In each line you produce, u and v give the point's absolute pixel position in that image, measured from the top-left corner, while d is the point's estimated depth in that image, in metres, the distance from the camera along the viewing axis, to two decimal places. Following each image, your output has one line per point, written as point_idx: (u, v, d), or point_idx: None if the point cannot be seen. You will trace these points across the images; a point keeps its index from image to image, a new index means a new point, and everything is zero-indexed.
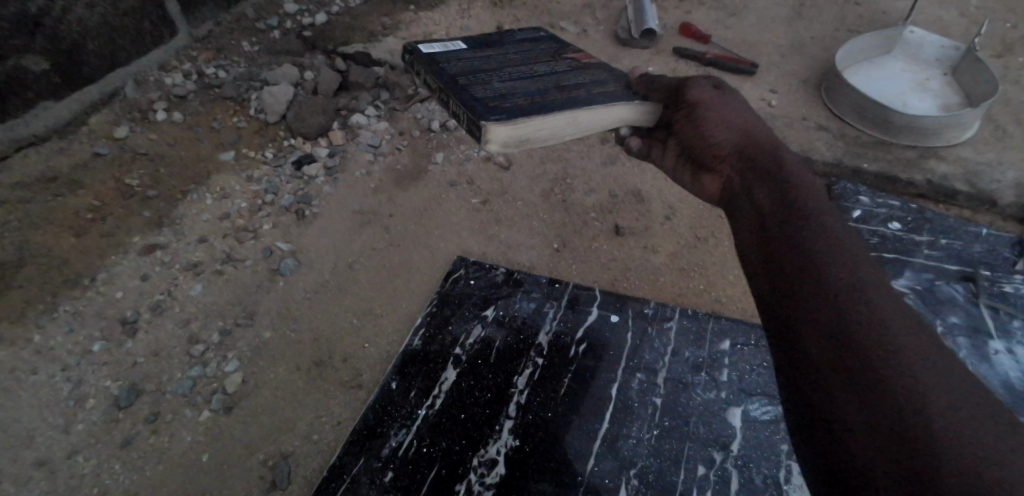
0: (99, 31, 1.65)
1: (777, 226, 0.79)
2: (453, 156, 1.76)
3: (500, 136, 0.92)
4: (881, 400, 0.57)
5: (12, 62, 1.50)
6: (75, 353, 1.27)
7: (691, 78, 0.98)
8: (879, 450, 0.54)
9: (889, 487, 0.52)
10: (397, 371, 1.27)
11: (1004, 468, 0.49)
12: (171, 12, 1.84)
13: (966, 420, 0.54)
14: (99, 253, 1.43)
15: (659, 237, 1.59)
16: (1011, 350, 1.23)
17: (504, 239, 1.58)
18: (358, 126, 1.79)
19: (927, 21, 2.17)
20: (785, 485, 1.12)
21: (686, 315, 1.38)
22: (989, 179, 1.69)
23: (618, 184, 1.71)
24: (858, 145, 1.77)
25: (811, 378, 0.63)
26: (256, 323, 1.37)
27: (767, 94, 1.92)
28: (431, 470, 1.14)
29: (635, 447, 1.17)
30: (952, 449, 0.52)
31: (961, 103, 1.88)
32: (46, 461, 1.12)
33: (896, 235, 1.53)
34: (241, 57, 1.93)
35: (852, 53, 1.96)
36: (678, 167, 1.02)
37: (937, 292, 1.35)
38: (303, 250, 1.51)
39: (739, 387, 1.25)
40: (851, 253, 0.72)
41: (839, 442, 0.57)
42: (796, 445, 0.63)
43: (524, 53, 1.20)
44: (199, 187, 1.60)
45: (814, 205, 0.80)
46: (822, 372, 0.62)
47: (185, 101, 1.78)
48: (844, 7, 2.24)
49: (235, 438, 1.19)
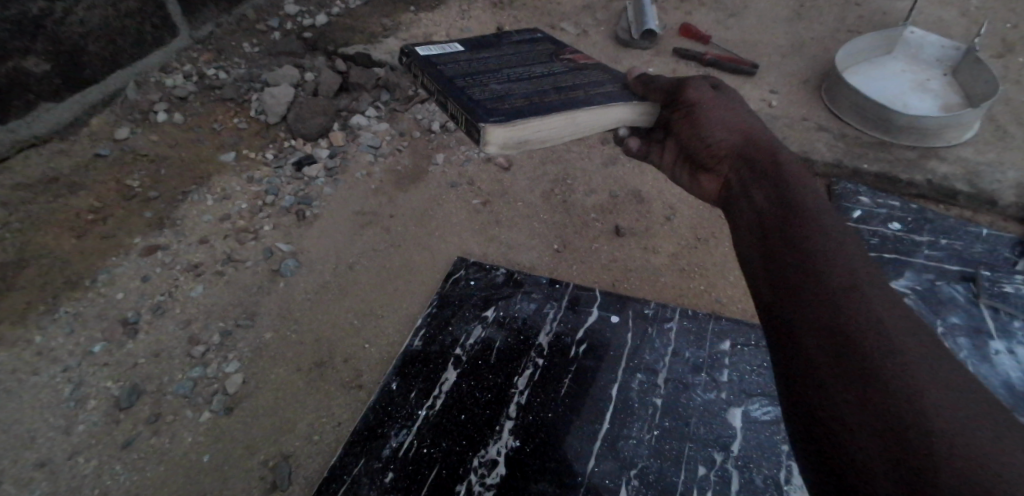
0: (100, 33, 1.66)
1: (776, 227, 0.79)
2: (453, 157, 1.76)
3: (499, 138, 0.92)
4: (879, 399, 0.57)
5: (14, 64, 1.51)
6: (76, 354, 1.27)
7: (690, 79, 0.98)
8: (877, 450, 0.54)
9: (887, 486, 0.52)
10: (397, 372, 1.28)
11: (1002, 467, 0.50)
12: (172, 14, 1.84)
13: (965, 419, 0.54)
14: (99, 254, 1.43)
15: (659, 238, 1.59)
16: (1012, 351, 1.23)
17: (504, 239, 1.58)
18: (359, 127, 1.79)
19: (927, 22, 2.17)
20: (786, 485, 1.12)
21: (686, 316, 1.38)
22: (990, 179, 1.68)
23: (618, 184, 1.71)
24: (858, 145, 1.77)
25: (810, 378, 0.63)
26: (257, 324, 1.37)
27: (767, 94, 1.92)
28: (432, 471, 1.14)
29: (635, 448, 1.17)
30: (950, 448, 0.52)
31: (962, 103, 1.88)
32: (46, 462, 1.12)
33: (896, 235, 1.53)
34: (242, 58, 1.93)
35: (852, 54, 1.96)
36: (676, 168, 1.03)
37: (938, 293, 1.35)
38: (304, 251, 1.52)
39: (740, 388, 1.25)
40: (849, 251, 0.72)
41: (838, 442, 0.57)
42: (795, 445, 0.63)
43: (521, 55, 1.20)
44: (200, 189, 1.60)
45: (812, 204, 0.80)
46: (820, 372, 0.62)
47: (186, 102, 1.78)
48: (844, 7, 2.24)
49: (236, 439, 1.19)
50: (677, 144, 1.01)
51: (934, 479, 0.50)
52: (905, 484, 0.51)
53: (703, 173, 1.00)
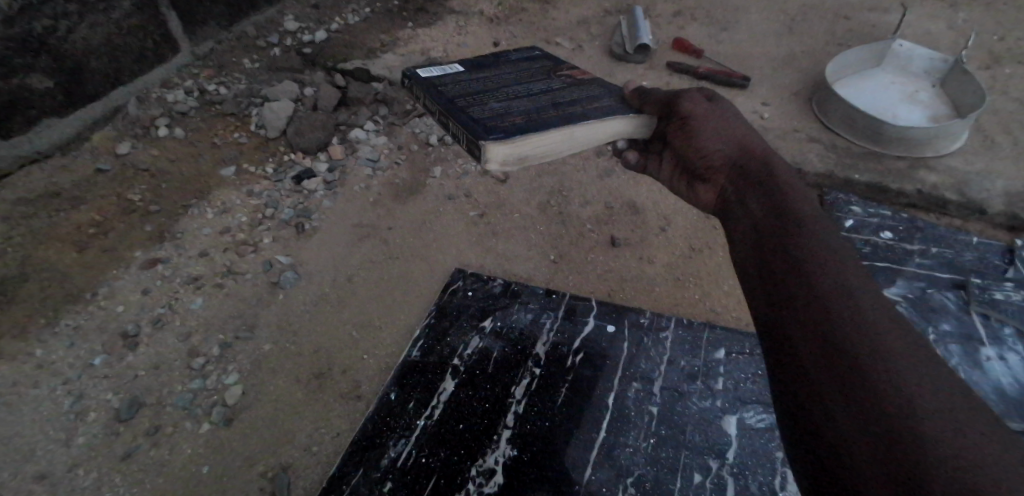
0: (102, 50, 1.70)
1: (770, 236, 0.81)
2: (450, 171, 1.78)
3: (499, 154, 0.94)
4: (869, 401, 0.59)
5: (17, 81, 1.55)
6: (76, 367, 1.28)
7: (684, 92, 1.00)
8: (868, 450, 0.56)
9: (877, 484, 0.53)
10: (396, 382, 1.29)
11: (987, 471, 0.51)
12: (173, 31, 1.88)
13: (952, 421, 0.56)
14: (100, 267, 1.45)
15: (655, 248, 1.61)
16: (1003, 357, 1.26)
17: (501, 251, 1.60)
18: (358, 141, 1.81)
19: (915, 35, 2.21)
20: (781, 492, 1.13)
21: (681, 325, 1.39)
22: (979, 188, 1.70)
23: (614, 196, 1.73)
24: (849, 156, 1.79)
25: (800, 380, 0.65)
26: (256, 337, 1.37)
27: (759, 107, 1.95)
28: (430, 481, 1.14)
29: (632, 456, 1.18)
30: (939, 450, 0.53)
31: (950, 114, 1.92)
32: (46, 474, 1.13)
33: (887, 244, 1.55)
34: (242, 74, 1.96)
35: (842, 67, 2.00)
36: (673, 178, 1.06)
37: (929, 299, 1.38)
38: (303, 264, 1.53)
39: (735, 396, 1.26)
40: (840, 258, 0.75)
41: (828, 440, 0.59)
42: (786, 445, 0.64)
43: (519, 73, 1.22)
44: (201, 202, 1.61)
45: (803, 211, 0.83)
46: (811, 373, 0.64)
47: (186, 116, 1.81)
48: (834, 21, 2.29)
49: (235, 450, 1.20)
50: (673, 154, 1.03)
51: (921, 479, 0.52)
52: (892, 482, 0.53)
53: (700, 184, 1.02)
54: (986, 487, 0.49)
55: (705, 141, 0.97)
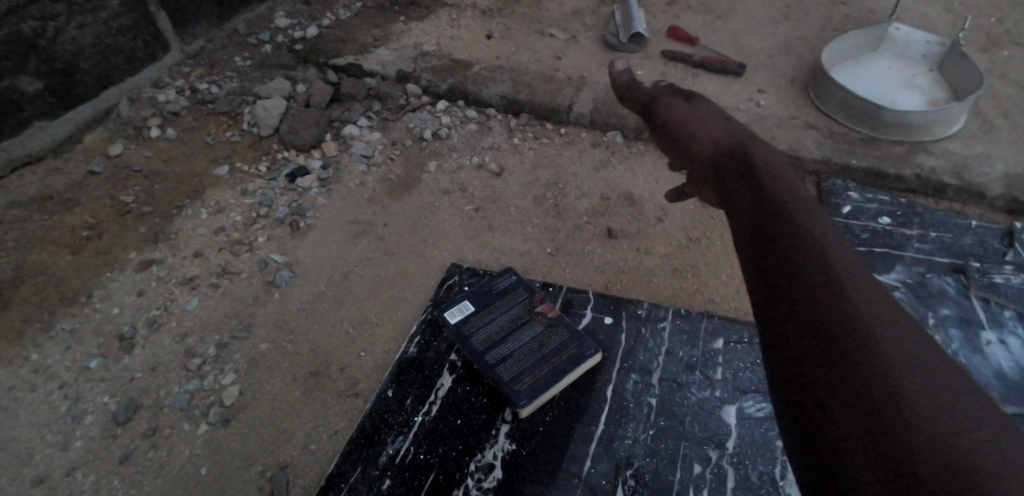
0: (91, 51, 1.70)
1: (771, 222, 0.75)
2: (445, 165, 1.76)
3: None
4: (861, 394, 0.54)
5: (6, 84, 1.55)
6: (72, 369, 1.28)
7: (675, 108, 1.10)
8: (859, 454, 0.50)
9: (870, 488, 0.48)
10: (393, 379, 1.28)
11: (986, 467, 0.46)
12: (163, 30, 1.88)
13: (950, 413, 0.50)
14: (95, 269, 1.45)
15: (652, 239, 1.59)
16: (1003, 341, 1.29)
17: (497, 245, 1.59)
18: (351, 137, 1.80)
19: (913, 19, 2.19)
20: (781, 481, 1.12)
21: (680, 315, 1.38)
22: (978, 172, 1.69)
23: (611, 188, 1.71)
24: (847, 142, 1.76)
25: (793, 386, 0.60)
26: (253, 335, 1.37)
27: (756, 94, 1.93)
28: (428, 477, 1.14)
29: (631, 447, 1.18)
30: (936, 450, 0.47)
31: (948, 97, 1.90)
32: (44, 478, 1.13)
33: (885, 229, 1.55)
34: (233, 71, 1.95)
35: (839, 52, 1.98)
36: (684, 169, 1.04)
37: (928, 285, 1.40)
38: (298, 262, 1.52)
39: (733, 385, 1.26)
40: (825, 237, 0.70)
41: (820, 446, 0.54)
42: (789, 449, 0.59)
43: None
44: (194, 203, 1.60)
45: (786, 194, 0.78)
46: (800, 376, 0.59)
47: (179, 116, 1.80)
48: (831, 7, 2.27)
49: (234, 450, 1.19)
50: (679, 154, 1.04)
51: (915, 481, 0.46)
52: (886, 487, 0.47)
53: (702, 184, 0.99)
54: (986, 483, 0.44)
55: (694, 143, 0.99)
